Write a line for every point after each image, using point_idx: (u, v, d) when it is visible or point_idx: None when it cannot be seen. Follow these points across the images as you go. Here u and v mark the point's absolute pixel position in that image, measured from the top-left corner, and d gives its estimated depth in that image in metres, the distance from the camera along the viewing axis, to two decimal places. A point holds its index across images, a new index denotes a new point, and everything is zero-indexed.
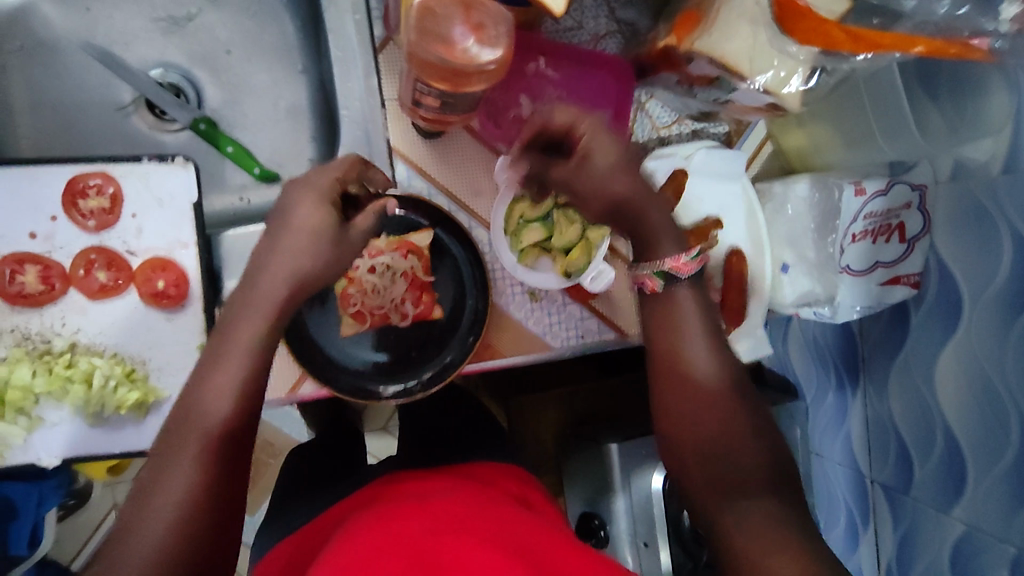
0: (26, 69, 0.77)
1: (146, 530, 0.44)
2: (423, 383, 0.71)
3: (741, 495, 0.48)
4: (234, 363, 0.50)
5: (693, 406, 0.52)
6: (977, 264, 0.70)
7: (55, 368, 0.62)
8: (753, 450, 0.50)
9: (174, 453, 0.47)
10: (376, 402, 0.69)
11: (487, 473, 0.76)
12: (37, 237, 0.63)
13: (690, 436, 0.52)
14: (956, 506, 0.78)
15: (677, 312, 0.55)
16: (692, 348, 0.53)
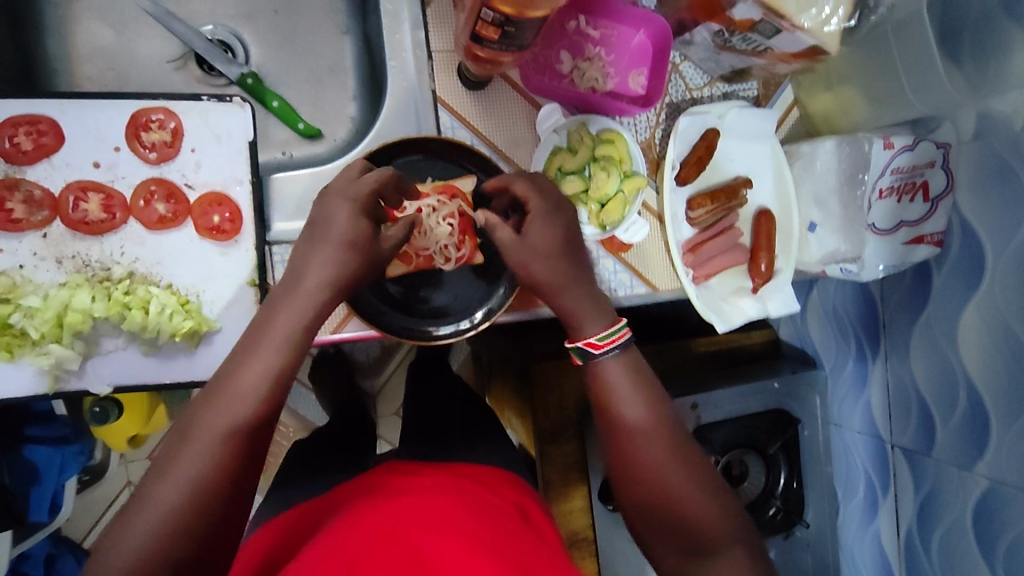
0: (84, 20, 0.80)
1: (155, 503, 0.47)
2: (473, 322, 0.73)
3: (704, 554, 0.55)
4: (267, 362, 0.52)
5: (639, 476, 0.57)
6: (1002, 218, 0.73)
7: (115, 294, 0.64)
8: (709, 507, 0.56)
9: (193, 434, 0.50)
10: (428, 341, 0.72)
11: (482, 472, 0.76)
12: (100, 167, 0.65)
13: (636, 503, 0.57)
14: (979, 462, 0.80)
15: (607, 386, 0.59)
16: (627, 419, 0.58)
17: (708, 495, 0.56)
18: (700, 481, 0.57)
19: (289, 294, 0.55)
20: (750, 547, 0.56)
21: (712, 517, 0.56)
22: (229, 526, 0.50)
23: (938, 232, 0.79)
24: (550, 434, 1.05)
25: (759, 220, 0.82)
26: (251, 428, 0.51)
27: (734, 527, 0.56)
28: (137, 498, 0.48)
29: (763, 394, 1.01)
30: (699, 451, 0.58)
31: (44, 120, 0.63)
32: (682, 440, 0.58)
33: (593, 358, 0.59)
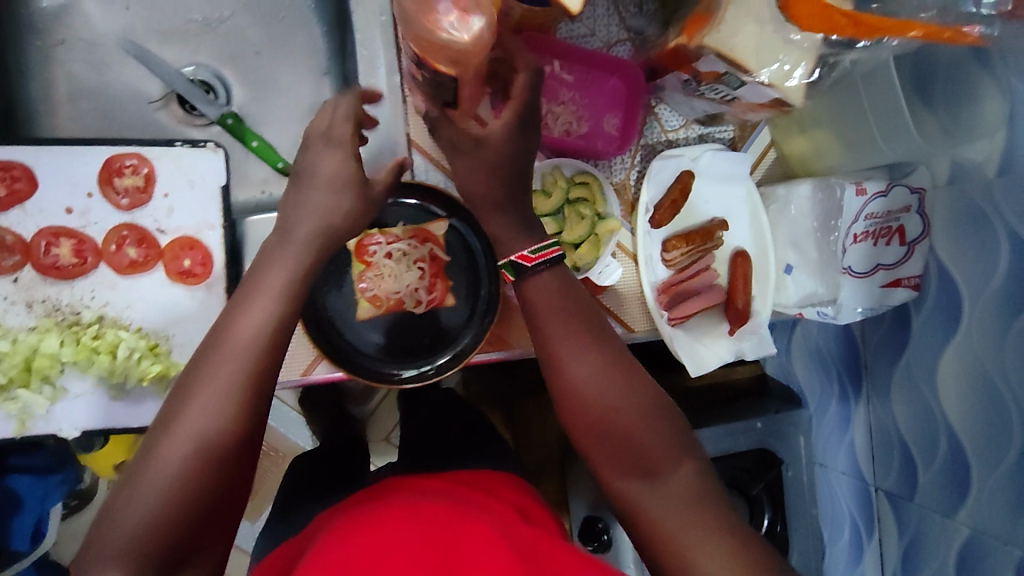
0: (67, 62, 0.81)
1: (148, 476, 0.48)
2: (437, 366, 0.73)
3: (650, 472, 0.54)
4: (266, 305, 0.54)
5: (580, 400, 0.56)
6: (977, 266, 0.73)
7: (83, 339, 0.64)
8: (652, 426, 0.55)
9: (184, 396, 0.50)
10: (391, 384, 0.72)
11: (481, 478, 0.76)
12: (73, 213, 0.66)
13: (580, 430, 0.57)
14: (960, 510, 0.79)
15: (537, 305, 0.59)
16: (561, 340, 0.58)
17: (650, 417, 0.56)
18: (641, 400, 0.57)
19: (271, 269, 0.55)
20: (700, 467, 0.55)
21: (656, 439, 0.55)
22: (227, 503, 0.51)
23: (915, 277, 0.79)
24: (537, 468, 1.07)
25: (736, 261, 0.81)
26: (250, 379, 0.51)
27: (683, 449, 0.55)
28: (128, 483, 0.48)
29: (748, 434, 0.99)
30: (640, 369, 0.58)
31: (17, 166, 0.64)
32: (620, 356, 0.58)
33: (523, 272, 0.60)
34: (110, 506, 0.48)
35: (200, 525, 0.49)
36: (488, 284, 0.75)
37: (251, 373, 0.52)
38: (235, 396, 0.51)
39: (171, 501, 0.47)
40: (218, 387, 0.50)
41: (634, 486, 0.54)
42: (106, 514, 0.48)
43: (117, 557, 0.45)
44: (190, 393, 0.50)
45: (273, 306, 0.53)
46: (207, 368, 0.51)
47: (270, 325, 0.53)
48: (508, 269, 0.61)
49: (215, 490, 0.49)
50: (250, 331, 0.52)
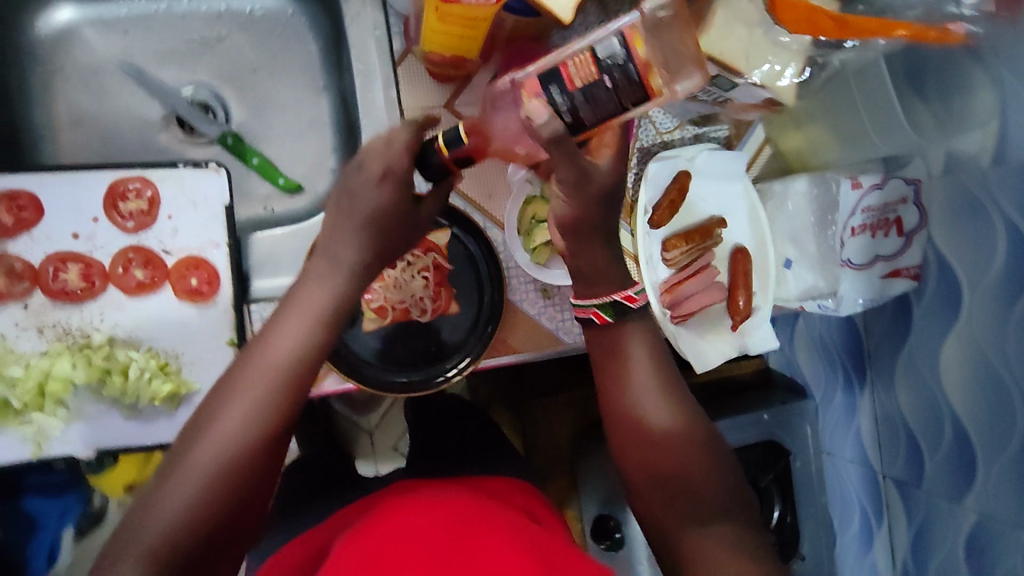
0: (67, 88, 0.82)
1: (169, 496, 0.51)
2: (447, 375, 0.74)
3: (704, 521, 0.59)
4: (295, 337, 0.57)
5: (647, 439, 0.62)
6: (974, 254, 0.73)
7: (94, 360, 0.65)
8: (708, 478, 0.61)
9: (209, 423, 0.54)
10: (402, 392, 0.73)
11: (477, 479, 0.83)
12: (79, 238, 0.67)
13: (644, 472, 0.62)
14: (968, 495, 0.80)
15: (626, 348, 0.64)
16: (641, 385, 0.63)
17: (709, 471, 0.61)
18: (701, 452, 0.62)
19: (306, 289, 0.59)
20: (747, 523, 0.60)
21: (711, 491, 0.61)
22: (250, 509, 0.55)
23: (914, 266, 0.79)
24: (541, 470, 1.06)
25: (735, 258, 0.82)
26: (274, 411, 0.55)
27: (733, 504, 0.61)
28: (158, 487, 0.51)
29: (757, 427, 1.01)
30: (707, 430, 0.64)
31: (24, 194, 0.65)
32: (690, 414, 0.64)
33: (624, 312, 0.63)
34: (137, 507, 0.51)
35: (228, 525, 0.53)
36: (491, 289, 0.76)
37: (280, 385, 0.56)
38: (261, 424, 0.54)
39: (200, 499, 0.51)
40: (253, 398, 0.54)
41: (688, 533, 0.59)
42: (135, 514, 0.51)
43: (142, 553, 0.49)
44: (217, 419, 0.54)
45: (306, 325, 0.58)
46: (239, 382, 0.55)
47: (305, 350, 0.57)
48: (605, 308, 0.63)
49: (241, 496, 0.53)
50: (286, 349, 0.57)
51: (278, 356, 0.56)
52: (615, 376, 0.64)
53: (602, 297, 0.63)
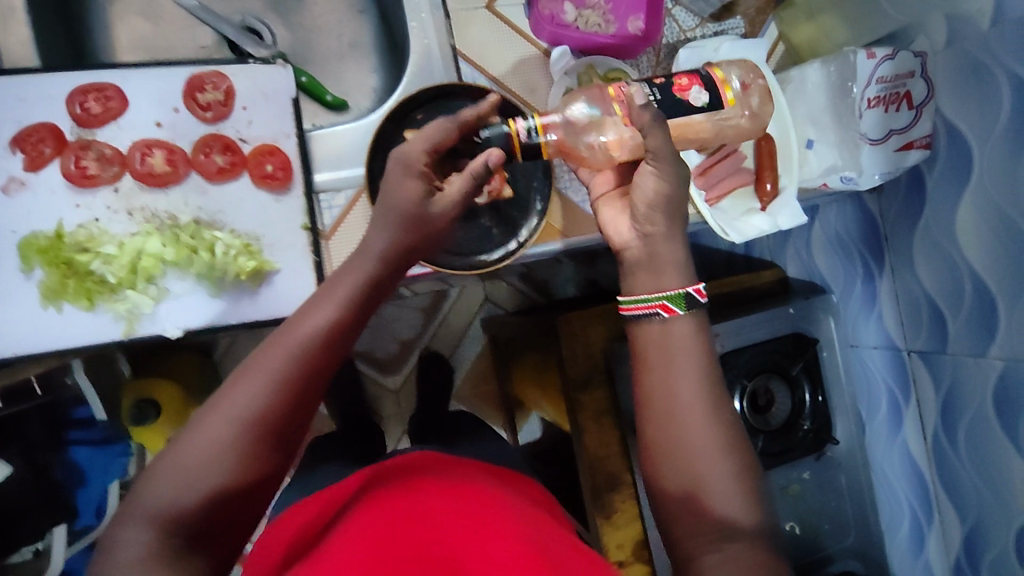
0: (126, 16, 0.87)
1: (187, 451, 0.52)
2: (520, 241, 0.80)
3: (726, 538, 0.54)
4: (325, 314, 0.57)
5: (679, 438, 0.57)
6: (982, 111, 0.80)
7: (183, 239, 0.70)
8: (738, 493, 0.56)
9: (236, 387, 0.54)
10: (484, 266, 0.78)
11: (484, 473, 0.85)
12: (162, 126, 0.71)
13: (672, 475, 0.57)
14: (991, 346, 0.85)
15: (670, 344, 0.59)
16: (686, 384, 0.58)
17: (741, 486, 0.56)
18: (735, 461, 0.56)
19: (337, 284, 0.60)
20: (773, 544, 0.55)
21: (741, 510, 0.55)
22: (252, 496, 0.54)
23: (926, 137, 0.87)
24: (582, 381, 1.10)
25: (761, 143, 0.87)
26: (299, 385, 0.55)
27: (762, 524, 0.55)
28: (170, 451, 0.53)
29: (780, 320, 1.05)
30: (747, 443, 0.58)
31: (110, 87, 0.69)
32: (732, 423, 0.58)
33: (695, 305, 0.59)
34: (147, 476, 0.53)
35: (232, 500, 0.53)
36: (541, 174, 0.81)
37: (300, 373, 0.55)
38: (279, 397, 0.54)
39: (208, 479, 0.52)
40: (269, 383, 0.54)
41: (706, 548, 0.54)
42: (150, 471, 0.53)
43: (149, 517, 0.50)
44: (237, 385, 0.54)
45: (332, 314, 0.58)
46: (258, 364, 0.55)
47: (333, 327, 0.57)
48: (675, 300, 0.59)
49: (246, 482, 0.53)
50: (311, 334, 0.57)
51: (297, 343, 0.56)
52: (654, 364, 0.59)
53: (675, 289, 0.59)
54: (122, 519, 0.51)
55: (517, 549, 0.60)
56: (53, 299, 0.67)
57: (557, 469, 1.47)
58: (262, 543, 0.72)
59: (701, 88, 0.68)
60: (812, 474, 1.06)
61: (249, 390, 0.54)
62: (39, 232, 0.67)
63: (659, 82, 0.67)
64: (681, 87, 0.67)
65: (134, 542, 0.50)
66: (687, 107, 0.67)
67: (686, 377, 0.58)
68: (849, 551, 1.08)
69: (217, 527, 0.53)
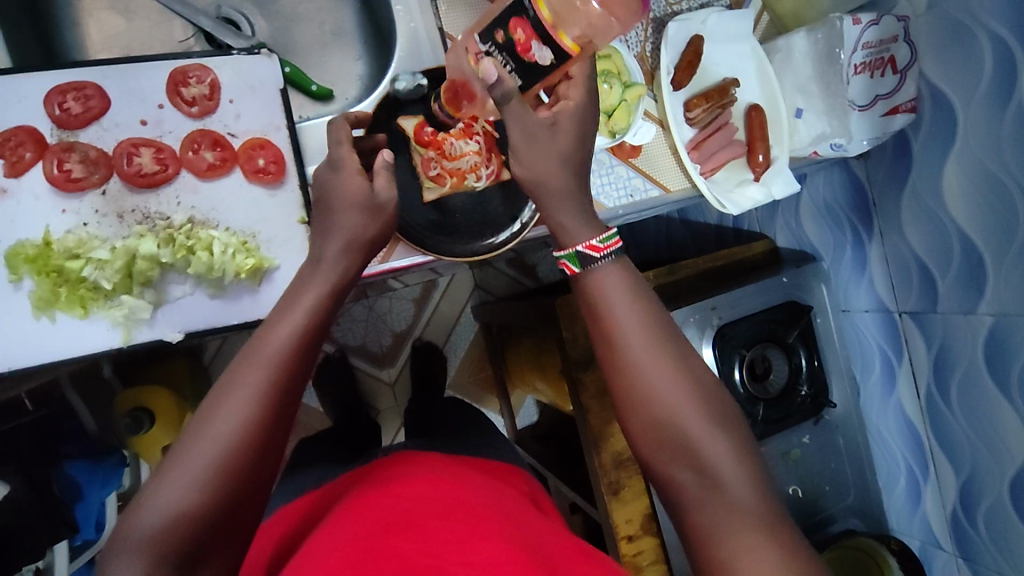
0: (96, 11, 0.84)
1: (169, 485, 0.48)
2: (521, 225, 0.78)
3: (703, 467, 0.54)
4: (296, 325, 0.55)
5: (640, 387, 0.55)
6: (965, 73, 0.82)
7: (179, 239, 0.67)
8: (709, 424, 0.54)
9: (212, 409, 0.51)
10: (493, 248, 0.77)
11: (457, 465, 0.84)
12: (147, 124, 0.69)
13: (639, 425, 0.56)
14: (981, 303, 0.88)
15: (605, 297, 0.57)
16: (628, 332, 0.56)
17: (706, 411, 0.55)
18: (699, 394, 0.55)
19: (303, 289, 0.58)
20: (750, 464, 0.55)
21: (714, 438, 0.54)
22: (245, 515, 0.52)
23: (911, 101, 0.89)
24: (583, 362, 1.08)
25: (751, 114, 0.89)
26: (278, 398, 0.53)
27: (735, 442, 0.55)
28: (153, 484, 0.49)
29: (775, 289, 1.05)
30: (699, 368, 0.57)
31: (89, 85, 0.67)
32: (681, 348, 0.57)
33: (591, 263, 0.57)
34: (134, 504, 0.49)
35: (223, 524, 0.50)
36: None
37: (278, 384, 0.53)
38: (258, 414, 0.51)
39: (200, 501, 0.48)
40: (251, 396, 0.52)
41: (687, 484, 0.54)
42: (132, 506, 0.49)
43: (138, 555, 0.47)
44: (216, 406, 0.51)
45: (301, 320, 0.56)
46: (237, 378, 0.52)
47: (305, 336, 0.56)
48: (573, 260, 0.58)
49: (238, 502, 0.51)
50: (285, 341, 0.55)
51: (275, 351, 0.54)
52: (599, 327, 0.57)
53: (566, 247, 0.58)
54: (114, 554, 0.48)
55: (503, 547, 0.60)
56: (46, 310, 0.65)
57: (554, 453, 1.46)
58: (260, 544, 0.75)
59: (540, 43, 0.57)
60: (812, 438, 1.07)
61: (231, 408, 0.51)
62: (25, 241, 0.65)
63: (501, 42, 0.58)
64: (522, 46, 0.57)
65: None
66: (535, 68, 0.58)
67: (622, 313, 0.56)
68: (849, 511, 1.10)
69: (208, 553, 0.50)
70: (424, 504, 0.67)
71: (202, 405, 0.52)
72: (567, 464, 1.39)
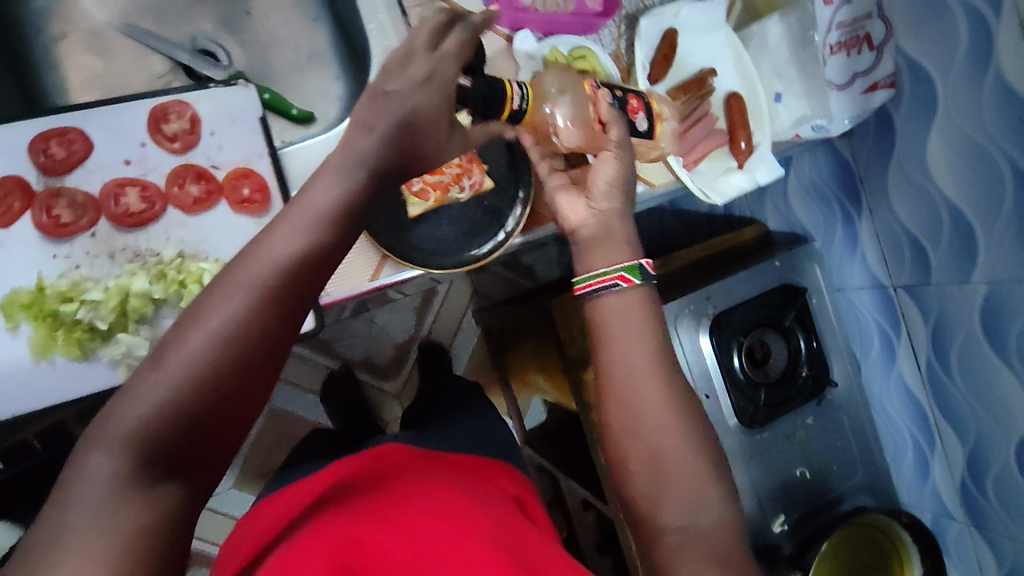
0: (73, 54, 0.86)
1: (156, 381, 0.42)
2: (507, 232, 0.79)
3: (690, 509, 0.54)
4: (307, 224, 0.49)
5: (636, 421, 0.56)
6: (941, 45, 0.82)
7: (169, 274, 0.68)
8: (698, 467, 0.55)
9: (210, 301, 0.45)
10: (478, 258, 0.77)
11: (423, 459, 0.85)
12: (131, 164, 0.70)
13: (630, 451, 0.56)
14: (974, 271, 0.88)
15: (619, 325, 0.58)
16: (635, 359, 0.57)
17: (695, 453, 0.56)
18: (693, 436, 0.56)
19: (312, 193, 0.51)
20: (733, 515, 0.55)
21: (699, 481, 0.55)
22: (239, 426, 0.45)
23: (889, 76, 0.88)
24: (582, 360, 1.08)
25: (730, 102, 0.89)
26: (285, 301, 0.46)
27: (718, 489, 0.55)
28: (136, 380, 0.42)
29: (768, 274, 1.05)
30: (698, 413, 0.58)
31: (71, 130, 0.68)
32: (680, 389, 0.58)
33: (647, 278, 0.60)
34: (112, 404, 0.42)
35: (215, 432, 0.44)
36: (517, 163, 0.81)
37: (285, 282, 0.47)
38: (262, 311, 0.45)
39: (191, 397, 0.42)
40: (256, 294, 0.45)
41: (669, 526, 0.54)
42: (109, 407, 0.42)
43: (111, 454, 0.40)
44: (212, 301, 0.45)
45: (314, 220, 0.49)
46: (236, 275, 0.46)
47: (316, 239, 0.49)
48: (634, 271, 0.59)
49: (235, 409, 0.44)
50: (293, 241, 0.48)
51: (280, 248, 0.47)
52: (608, 349, 0.58)
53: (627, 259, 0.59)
54: (84, 453, 0.40)
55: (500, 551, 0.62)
56: (44, 354, 0.66)
57: (565, 452, 1.46)
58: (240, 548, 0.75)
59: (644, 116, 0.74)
60: (815, 419, 1.07)
61: (231, 302, 0.45)
62: (19, 288, 0.66)
63: (618, 95, 0.72)
64: (632, 109, 0.73)
65: (97, 478, 0.39)
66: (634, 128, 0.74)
67: (635, 345, 0.58)
68: (859, 488, 1.10)
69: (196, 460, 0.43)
70: (403, 496, 0.69)
71: (196, 302, 0.46)
72: (578, 462, 1.39)
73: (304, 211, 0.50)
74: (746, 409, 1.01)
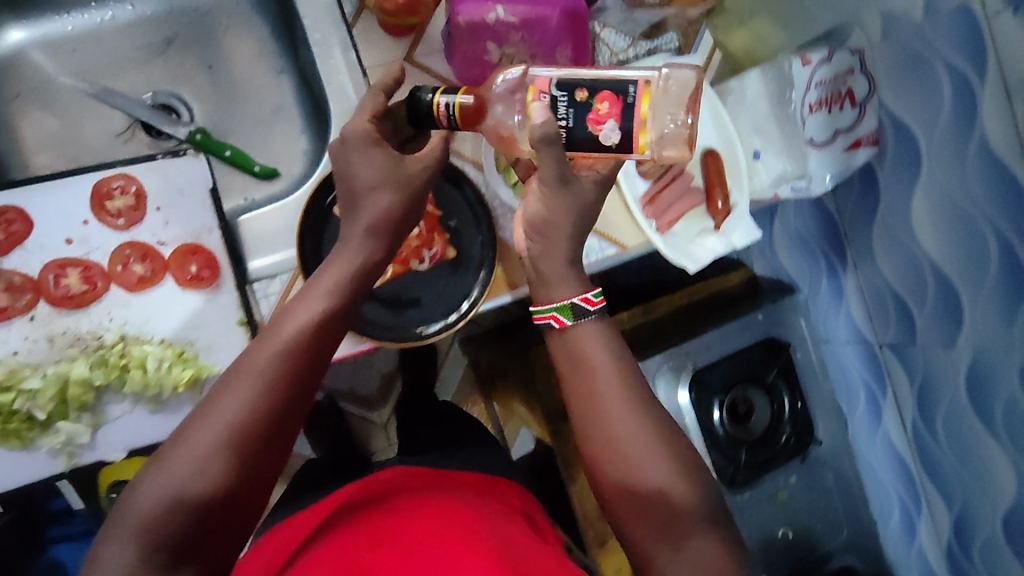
0: (28, 113, 0.84)
1: (170, 469, 0.50)
2: (462, 313, 0.75)
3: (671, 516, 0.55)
4: (313, 308, 0.56)
5: (614, 442, 0.57)
6: (925, 105, 0.78)
7: (111, 359, 0.66)
8: (675, 473, 0.56)
9: (222, 393, 0.53)
10: (426, 340, 0.74)
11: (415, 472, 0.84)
12: (73, 242, 0.67)
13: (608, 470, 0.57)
14: (960, 337, 0.84)
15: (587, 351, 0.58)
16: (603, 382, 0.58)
17: (670, 460, 0.57)
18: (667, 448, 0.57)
19: (315, 281, 0.58)
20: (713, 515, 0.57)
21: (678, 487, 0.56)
22: (246, 502, 0.53)
23: (873, 132, 0.85)
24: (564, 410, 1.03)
25: (706, 161, 0.86)
26: (285, 389, 0.54)
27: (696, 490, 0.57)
28: (152, 469, 0.51)
29: (751, 328, 1.02)
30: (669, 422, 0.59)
31: (10, 209, 0.65)
32: (650, 402, 0.58)
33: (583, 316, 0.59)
34: (134, 486, 0.51)
35: (224, 512, 0.51)
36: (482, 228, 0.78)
37: (288, 371, 0.54)
38: (263, 401, 0.53)
39: (199, 485, 0.50)
40: (258, 386, 0.53)
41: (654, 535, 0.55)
42: (129, 491, 0.51)
43: (130, 539, 0.48)
44: (223, 393, 0.53)
45: (320, 305, 0.56)
46: (246, 368, 0.54)
47: (319, 325, 0.56)
48: (566, 312, 0.59)
49: (239, 492, 0.52)
50: (299, 328, 0.55)
51: (287, 335, 0.55)
52: (576, 373, 0.59)
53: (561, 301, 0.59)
54: (107, 537, 0.49)
55: None
56: None
57: (550, 493, 1.43)
58: None
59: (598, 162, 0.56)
60: (799, 478, 1.03)
61: (238, 395, 0.52)
62: None
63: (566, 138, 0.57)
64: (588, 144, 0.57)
65: (115, 562, 0.48)
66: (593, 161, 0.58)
67: (604, 367, 0.58)
68: (845, 547, 1.07)
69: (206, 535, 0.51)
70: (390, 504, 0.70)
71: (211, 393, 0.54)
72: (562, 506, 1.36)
73: (311, 295, 0.57)
74: (725, 469, 0.98)
